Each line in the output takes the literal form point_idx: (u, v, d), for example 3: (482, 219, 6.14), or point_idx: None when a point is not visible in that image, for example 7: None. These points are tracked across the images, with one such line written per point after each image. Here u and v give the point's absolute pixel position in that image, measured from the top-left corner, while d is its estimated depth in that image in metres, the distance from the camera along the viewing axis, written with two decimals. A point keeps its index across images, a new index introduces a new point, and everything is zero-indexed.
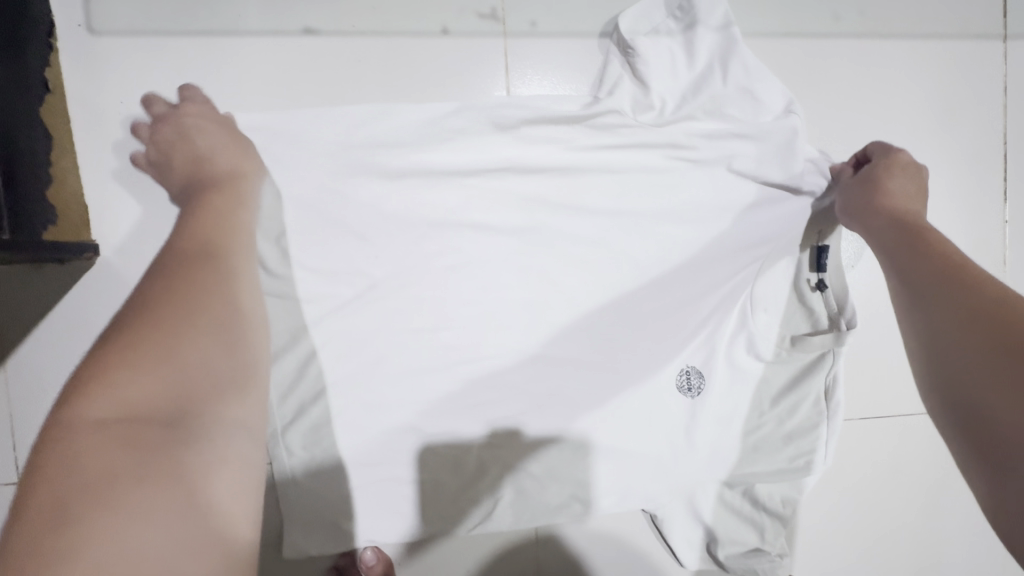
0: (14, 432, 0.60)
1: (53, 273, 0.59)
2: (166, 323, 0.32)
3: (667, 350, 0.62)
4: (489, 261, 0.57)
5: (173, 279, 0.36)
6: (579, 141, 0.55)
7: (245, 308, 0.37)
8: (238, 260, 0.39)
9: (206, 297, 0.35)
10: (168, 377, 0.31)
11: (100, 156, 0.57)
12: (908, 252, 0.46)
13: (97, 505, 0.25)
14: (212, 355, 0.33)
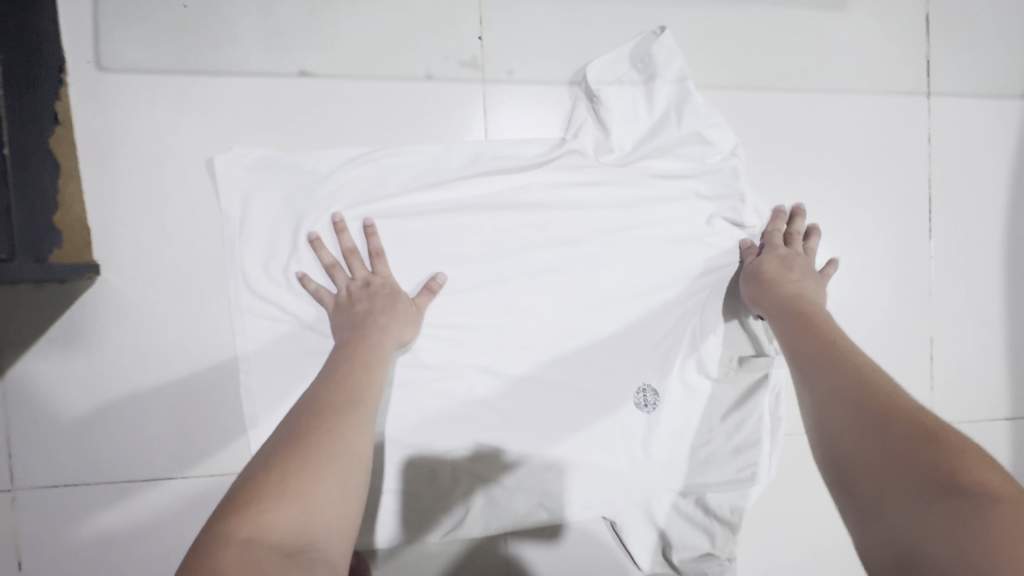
0: (9, 441, 0.63)
1: (56, 290, 0.62)
2: (300, 465, 0.41)
3: (630, 369, 0.67)
4: (465, 285, 0.65)
5: (314, 425, 0.45)
6: (545, 180, 0.64)
7: (360, 452, 0.45)
8: (360, 409, 0.48)
9: (334, 442, 0.44)
10: (296, 512, 0.38)
11: (108, 184, 0.62)
12: (800, 329, 0.54)
13: None
14: (332, 491, 0.41)
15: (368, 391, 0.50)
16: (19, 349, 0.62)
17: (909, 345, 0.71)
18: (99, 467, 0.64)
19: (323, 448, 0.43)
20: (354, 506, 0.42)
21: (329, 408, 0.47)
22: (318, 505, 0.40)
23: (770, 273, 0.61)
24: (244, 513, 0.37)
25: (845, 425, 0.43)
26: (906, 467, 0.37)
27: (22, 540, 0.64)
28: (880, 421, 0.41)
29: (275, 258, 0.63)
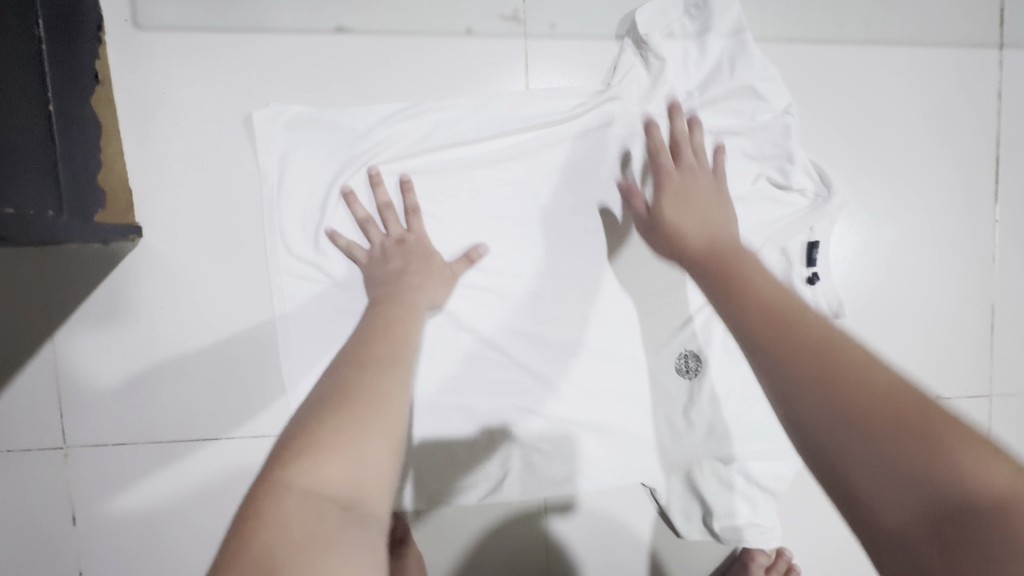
0: (61, 398, 0.64)
1: (100, 252, 0.63)
2: (347, 417, 0.38)
3: (665, 329, 0.66)
4: (503, 245, 0.65)
5: (356, 378, 0.42)
6: (584, 134, 0.64)
7: (403, 404, 0.41)
8: (401, 363, 0.45)
9: (377, 395, 0.41)
10: (349, 468, 0.36)
11: (147, 145, 0.62)
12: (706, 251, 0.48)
13: None
14: (381, 447, 0.38)
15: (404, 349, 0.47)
16: (67, 310, 0.63)
17: (969, 315, 0.66)
18: (144, 427, 0.65)
19: (371, 404, 0.40)
20: (400, 460, 0.39)
21: (368, 362, 0.44)
22: (370, 458, 0.37)
23: (668, 220, 0.55)
24: (298, 463, 0.35)
25: (819, 406, 0.32)
26: (893, 403, 0.30)
27: (74, 497, 0.65)
28: (822, 330, 0.35)
29: (314, 219, 0.63)
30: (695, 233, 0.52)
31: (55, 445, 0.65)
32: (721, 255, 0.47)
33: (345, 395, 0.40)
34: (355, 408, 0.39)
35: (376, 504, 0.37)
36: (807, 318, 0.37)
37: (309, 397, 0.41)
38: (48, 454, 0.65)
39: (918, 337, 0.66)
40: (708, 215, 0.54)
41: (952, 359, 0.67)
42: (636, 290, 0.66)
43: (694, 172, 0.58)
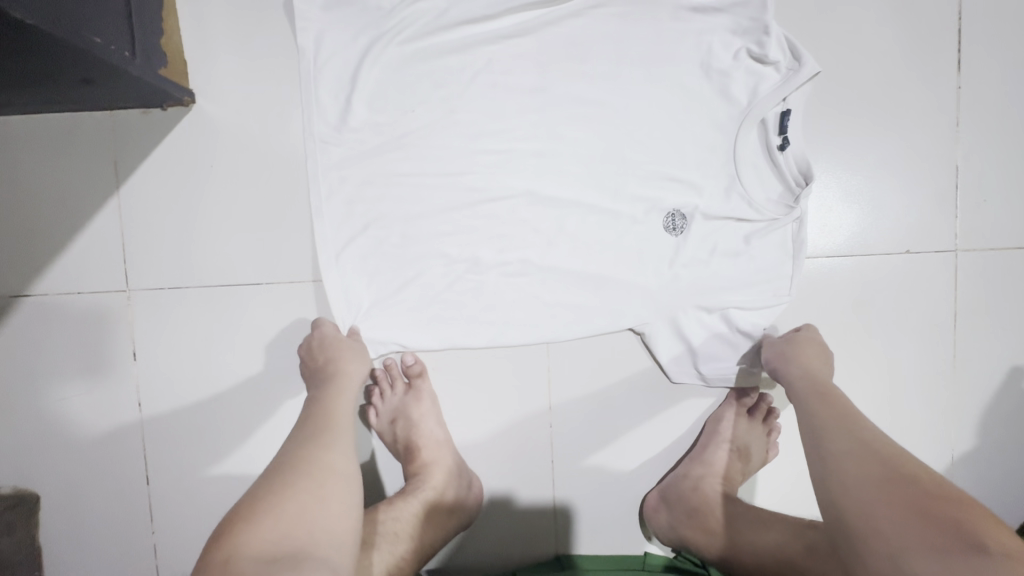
0: (125, 246, 0.74)
1: (160, 116, 0.73)
2: (278, 491, 0.53)
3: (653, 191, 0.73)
4: (510, 112, 0.73)
5: (288, 457, 0.57)
6: (581, 13, 0.71)
7: (335, 462, 0.58)
8: (330, 427, 0.61)
9: (310, 467, 0.56)
10: (272, 544, 0.48)
11: (201, 22, 0.71)
12: (816, 395, 0.62)
13: None
14: (306, 508, 0.52)
15: (335, 423, 0.62)
16: (133, 167, 0.73)
17: (933, 174, 0.73)
18: (197, 275, 0.74)
19: (297, 469, 0.55)
20: (332, 515, 0.53)
21: (300, 448, 0.58)
22: (292, 518, 0.51)
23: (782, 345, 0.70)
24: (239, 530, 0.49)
25: (845, 447, 0.55)
26: (938, 519, 0.45)
27: (137, 333, 0.75)
28: (896, 471, 0.50)
29: (342, 87, 0.72)
30: (815, 368, 0.66)
31: (120, 288, 0.74)
32: (823, 387, 0.63)
33: (275, 474, 0.55)
34: (287, 476, 0.55)
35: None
36: (898, 467, 0.51)
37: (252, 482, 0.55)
38: (114, 295, 0.74)
39: (886, 195, 0.74)
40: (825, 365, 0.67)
41: (917, 215, 0.74)
42: (630, 156, 0.73)
43: (821, 352, 0.69)
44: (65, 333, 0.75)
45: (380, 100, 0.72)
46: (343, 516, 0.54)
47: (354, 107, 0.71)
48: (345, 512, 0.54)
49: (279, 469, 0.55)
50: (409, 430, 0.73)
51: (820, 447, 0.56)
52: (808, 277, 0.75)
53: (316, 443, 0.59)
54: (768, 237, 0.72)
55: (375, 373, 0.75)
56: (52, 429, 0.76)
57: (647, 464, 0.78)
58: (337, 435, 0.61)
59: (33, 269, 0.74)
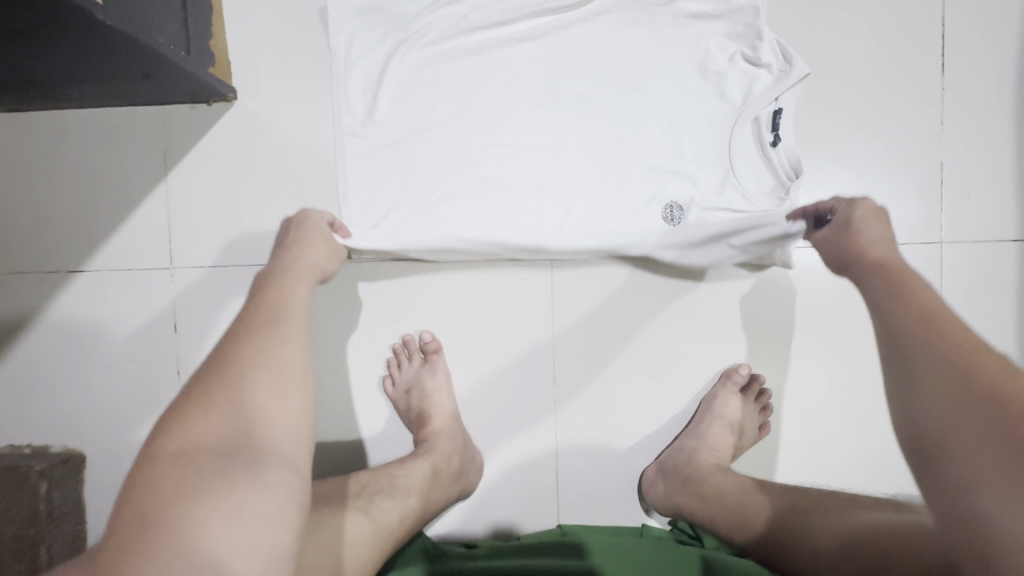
0: (171, 228, 0.82)
1: (204, 111, 0.81)
2: (215, 392, 0.51)
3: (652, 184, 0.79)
4: (521, 109, 0.79)
5: (233, 349, 0.55)
6: (586, 18, 0.78)
7: (279, 357, 0.56)
8: (281, 321, 0.59)
9: (254, 364, 0.54)
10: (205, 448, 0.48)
11: (245, 27, 0.80)
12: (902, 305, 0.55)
13: (189, 503, 0.44)
14: (248, 409, 0.51)
15: (283, 319, 0.59)
16: (180, 155, 0.81)
17: (920, 169, 0.78)
18: (233, 253, 0.82)
19: (238, 365, 0.54)
20: (280, 414, 0.52)
21: (244, 346, 0.56)
22: (231, 422, 0.50)
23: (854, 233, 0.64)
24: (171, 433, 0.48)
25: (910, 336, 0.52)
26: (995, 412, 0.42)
27: (177, 307, 0.82)
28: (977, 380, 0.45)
29: (369, 85, 0.79)
30: (878, 253, 0.61)
31: (165, 266, 0.82)
32: (896, 279, 0.58)
33: (212, 373, 0.53)
34: (228, 371, 0.53)
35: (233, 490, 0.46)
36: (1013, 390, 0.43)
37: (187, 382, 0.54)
38: (160, 273, 0.82)
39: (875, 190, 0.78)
40: (892, 248, 0.62)
41: (904, 209, 0.78)
42: (631, 150, 0.79)
43: (891, 242, 0.63)
44: (114, 305, 0.82)
45: (403, 97, 0.79)
46: (291, 412, 0.53)
47: (380, 103, 0.78)
48: (292, 407, 0.53)
49: (215, 368, 0.53)
50: (423, 400, 0.79)
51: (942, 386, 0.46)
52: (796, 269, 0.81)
53: (263, 336, 0.57)
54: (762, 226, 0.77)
55: (394, 347, 0.82)
56: (98, 393, 0.83)
57: (645, 441, 0.83)
58: (289, 330, 0.59)
59: (90, 247, 0.82)
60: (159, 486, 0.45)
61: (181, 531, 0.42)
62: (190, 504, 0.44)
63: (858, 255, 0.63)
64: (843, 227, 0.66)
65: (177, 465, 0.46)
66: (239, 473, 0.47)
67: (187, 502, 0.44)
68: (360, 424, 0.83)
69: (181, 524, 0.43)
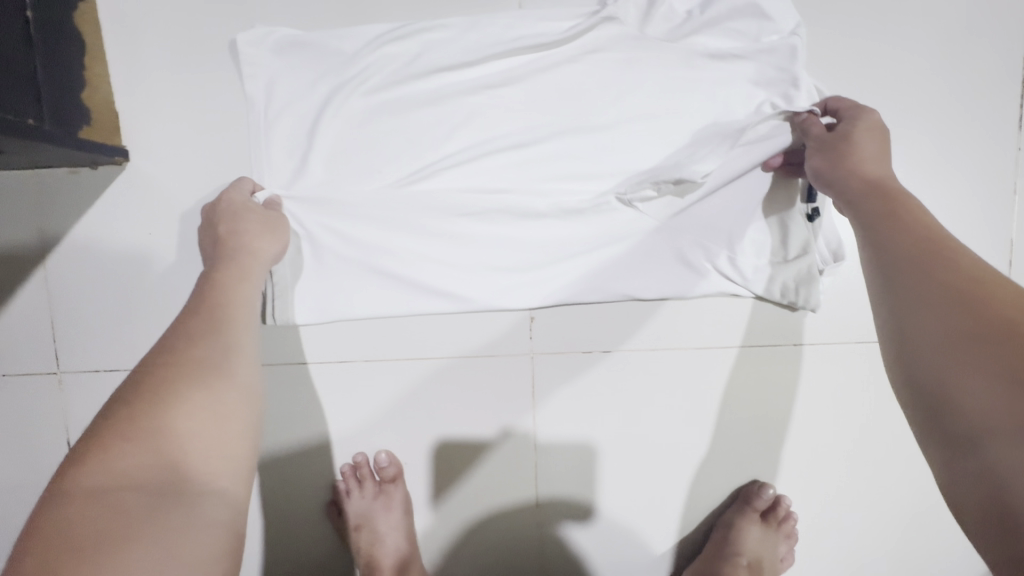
0: (54, 323, 0.65)
1: (87, 177, 0.63)
2: (149, 400, 0.39)
3: (665, 252, 0.64)
4: (494, 172, 0.62)
5: (174, 349, 0.43)
6: (574, 58, 0.60)
7: (236, 353, 0.44)
8: (232, 312, 0.47)
9: (201, 365, 0.42)
10: (139, 475, 0.36)
11: (133, 68, 0.61)
12: (890, 229, 0.44)
13: (118, 544, 0.32)
14: (199, 423, 0.39)
15: (234, 321, 0.46)
16: (59, 234, 0.64)
17: (983, 248, 0.64)
18: (133, 354, 0.65)
19: (183, 368, 0.41)
20: (238, 426, 0.41)
21: (185, 343, 0.43)
22: (179, 439, 0.38)
23: (851, 146, 0.52)
24: (90, 461, 0.36)
25: (916, 276, 0.41)
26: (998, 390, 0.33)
27: (69, 420, 0.66)
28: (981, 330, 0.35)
29: (299, 143, 0.61)
30: (871, 170, 0.50)
31: (51, 370, 0.66)
32: (891, 208, 0.46)
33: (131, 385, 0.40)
34: (169, 371, 0.41)
35: (177, 521, 0.35)
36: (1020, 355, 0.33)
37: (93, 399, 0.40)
38: (45, 378, 0.66)
39: None
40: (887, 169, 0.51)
41: None
42: (631, 223, 0.63)
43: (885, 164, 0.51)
44: None
45: (342, 158, 0.61)
46: (233, 437, 0.40)
47: (310, 167, 0.61)
48: (235, 427, 0.41)
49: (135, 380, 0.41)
50: (373, 542, 0.68)
51: (941, 351, 0.36)
52: (818, 368, 0.68)
53: (208, 329, 0.45)
54: (784, 273, 0.62)
55: (341, 469, 0.70)
56: None
57: (642, 561, 0.71)
58: (243, 321, 0.47)
59: None
60: (73, 527, 0.33)
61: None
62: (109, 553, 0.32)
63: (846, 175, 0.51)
64: (841, 136, 0.53)
65: (90, 507, 0.34)
66: (173, 512, 0.35)
67: (107, 542, 0.32)
68: (311, 539, 0.72)
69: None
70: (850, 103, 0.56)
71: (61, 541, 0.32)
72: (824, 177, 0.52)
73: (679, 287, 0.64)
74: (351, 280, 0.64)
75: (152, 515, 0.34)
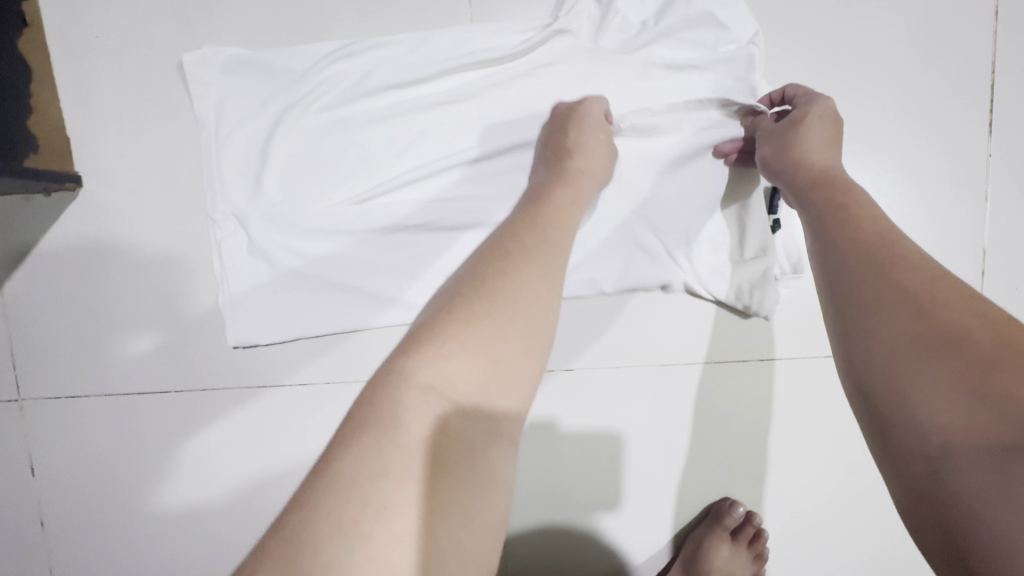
0: (14, 352, 0.65)
1: (41, 204, 0.63)
2: (497, 317, 0.38)
3: (624, 245, 0.61)
4: (450, 190, 0.61)
5: (505, 261, 0.42)
6: (528, 72, 0.59)
7: (558, 273, 0.43)
8: (548, 229, 0.45)
9: (521, 281, 0.41)
10: (468, 389, 0.36)
11: (83, 93, 0.61)
12: (840, 223, 0.42)
13: (410, 471, 0.32)
14: (512, 344, 0.38)
15: (551, 240, 0.45)
16: (15, 262, 0.63)
17: (956, 257, 0.62)
18: (95, 379, 0.65)
19: (517, 280, 0.40)
20: (538, 347, 0.40)
21: (510, 252, 0.43)
22: (499, 356, 0.37)
23: (802, 133, 0.50)
24: (422, 364, 0.36)
25: (868, 272, 0.38)
26: (968, 407, 0.30)
27: (32, 448, 0.66)
28: (942, 339, 0.33)
29: (251, 163, 0.60)
30: (819, 158, 0.48)
31: (12, 398, 0.66)
32: (842, 201, 0.44)
33: (502, 292, 0.40)
34: (514, 286, 0.40)
35: (467, 456, 0.34)
36: (983, 368, 0.31)
37: (443, 286, 0.42)
38: (7, 407, 0.66)
39: None
40: (838, 159, 0.49)
41: None
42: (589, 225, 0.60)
43: (836, 153, 0.49)
44: None
45: (296, 177, 0.60)
46: (529, 363, 0.39)
47: (263, 188, 0.60)
48: (532, 350, 0.39)
49: (500, 281, 0.40)
50: None
51: (902, 359, 0.33)
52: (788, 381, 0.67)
53: (529, 243, 0.43)
54: (739, 276, 0.61)
55: None
56: None
57: None
58: (562, 239, 0.45)
59: None
60: (394, 443, 0.33)
61: (400, 512, 0.31)
62: (390, 469, 0.32)
63: (795, 162, 0.49)
64: (790, 124, 0.51)
65: (425, 414, 0.34)
66: (467, 442, 0.35)
67: (404, 466, 0.32)
68: None
69: (383, 505, 0.31)
70: (808, 91, 0.55)
71: (362, 452, 0.32)
72: (773, 167, 0.50)
73: (643, 281, 0.61)
74: (304, 305, 0.62)
75: (455, 444, 0.34)
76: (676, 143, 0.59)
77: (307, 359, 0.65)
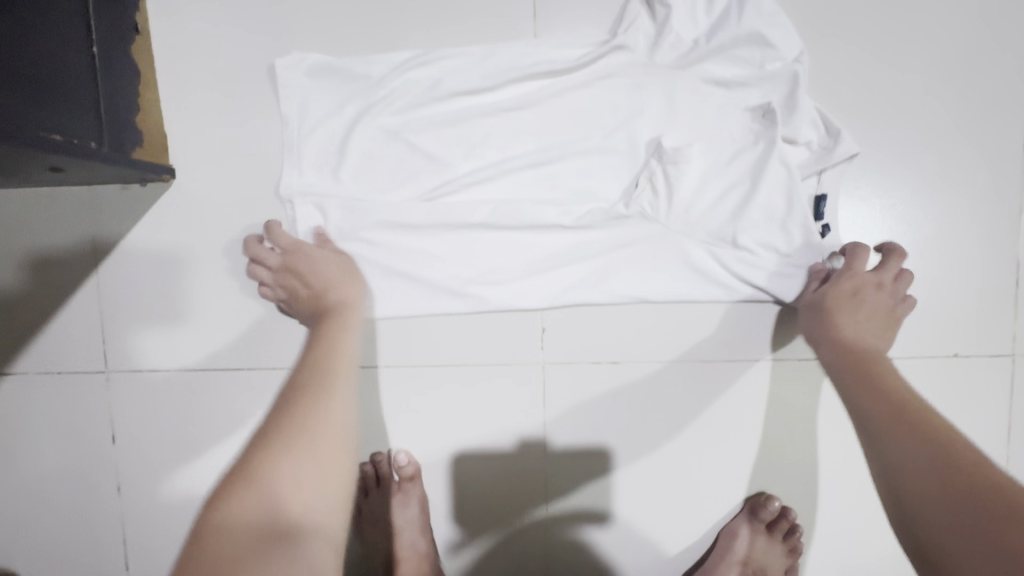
0: (104, 327, 0.71)
1: (135, 192, 0.69)
2: (272, 449, 0.46)
3: (669, 240, 0.65)
4: (510, 190, 0.66)
5: (285, 407, 0.50)
6: (586, 83, 0.64)
7: (331, 419, 0.49)
8: (336, 367, 0.53)
9: (296, 417, 0.48)
10: (264, 517, 0.43)
11: (180, 95, 0.67)
12: (867, 391, 0.54)
13: None
14: (302, 478, 0.45)
15: (336, 370, 0.53)
16: (110, 245, 0.69)
17: (991, 265, 0.65)
18: (176, 356, 0.71)
19: (287, 419, 0.48)
20: (336, 489, 0.46)
21: (297, 405, 0.49)
22: (295, 488, 0.45)
23: (842, 310, 0.60)
24: (235, 497, 0.44)
25: (892, 432, 0.50)
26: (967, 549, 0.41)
27: (114, 417, 0.72)
28: (945, 487, 0.44)
29: (329, 160, 0.65)
30: (852, 331, 0.59)
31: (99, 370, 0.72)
32: (873, 371, 0.55)
33: (292, 416, 0.49)
34: (285, 424, 0.48)
35: None
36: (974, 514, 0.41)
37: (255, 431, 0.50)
38: (94, 378, 0.72)
39: (936, 288, 0.66)
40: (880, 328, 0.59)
41: (973, 312, 0.66)
42: (636, 219, 0.65)
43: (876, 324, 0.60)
44: (39, 413, 0.73)
45: (370, 173, 0.65)
46: (321, 491, 0.46)
47: (340, 183, 0.65)
48: (337, 481, 0.47)
49: (288, 413, 0.49)
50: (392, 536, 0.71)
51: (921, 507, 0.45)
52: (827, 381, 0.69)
53: (300, 388, 0.51)
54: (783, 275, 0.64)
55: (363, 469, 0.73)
56: (38, 509, 0.74)
57: (651, 570, 0.73)
58: (341, 388, 0.51)
59: (15, 348, 0.72)
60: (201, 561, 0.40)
61: None
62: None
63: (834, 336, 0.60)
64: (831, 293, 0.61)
65: (243, 521, 0.43)
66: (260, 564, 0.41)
67: None
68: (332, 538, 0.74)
69: None
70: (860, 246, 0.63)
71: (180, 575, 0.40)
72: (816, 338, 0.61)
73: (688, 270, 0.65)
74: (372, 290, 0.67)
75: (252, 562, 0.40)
76: (720, 147, 0.63)
77: (368, 342, 0.70)
